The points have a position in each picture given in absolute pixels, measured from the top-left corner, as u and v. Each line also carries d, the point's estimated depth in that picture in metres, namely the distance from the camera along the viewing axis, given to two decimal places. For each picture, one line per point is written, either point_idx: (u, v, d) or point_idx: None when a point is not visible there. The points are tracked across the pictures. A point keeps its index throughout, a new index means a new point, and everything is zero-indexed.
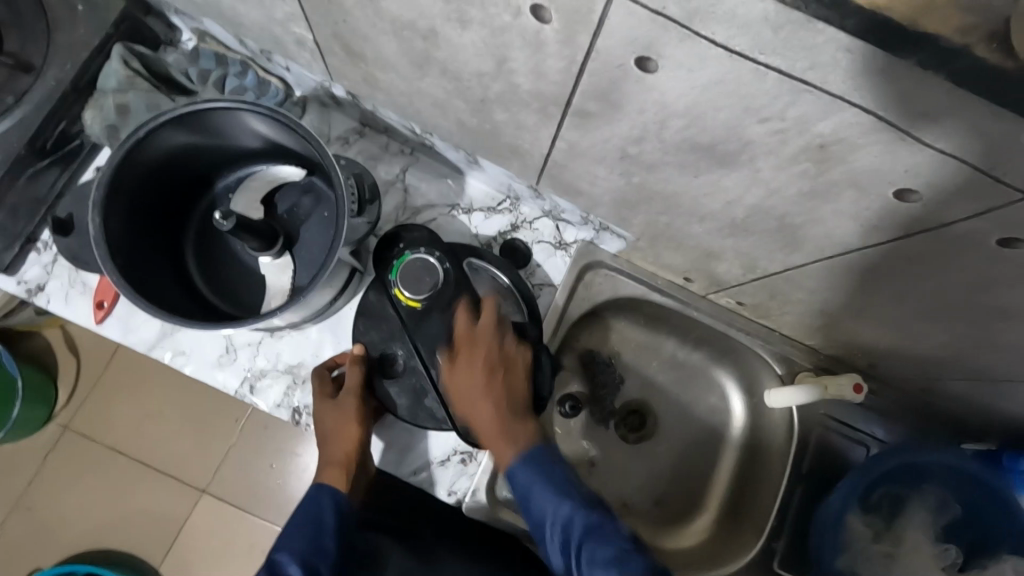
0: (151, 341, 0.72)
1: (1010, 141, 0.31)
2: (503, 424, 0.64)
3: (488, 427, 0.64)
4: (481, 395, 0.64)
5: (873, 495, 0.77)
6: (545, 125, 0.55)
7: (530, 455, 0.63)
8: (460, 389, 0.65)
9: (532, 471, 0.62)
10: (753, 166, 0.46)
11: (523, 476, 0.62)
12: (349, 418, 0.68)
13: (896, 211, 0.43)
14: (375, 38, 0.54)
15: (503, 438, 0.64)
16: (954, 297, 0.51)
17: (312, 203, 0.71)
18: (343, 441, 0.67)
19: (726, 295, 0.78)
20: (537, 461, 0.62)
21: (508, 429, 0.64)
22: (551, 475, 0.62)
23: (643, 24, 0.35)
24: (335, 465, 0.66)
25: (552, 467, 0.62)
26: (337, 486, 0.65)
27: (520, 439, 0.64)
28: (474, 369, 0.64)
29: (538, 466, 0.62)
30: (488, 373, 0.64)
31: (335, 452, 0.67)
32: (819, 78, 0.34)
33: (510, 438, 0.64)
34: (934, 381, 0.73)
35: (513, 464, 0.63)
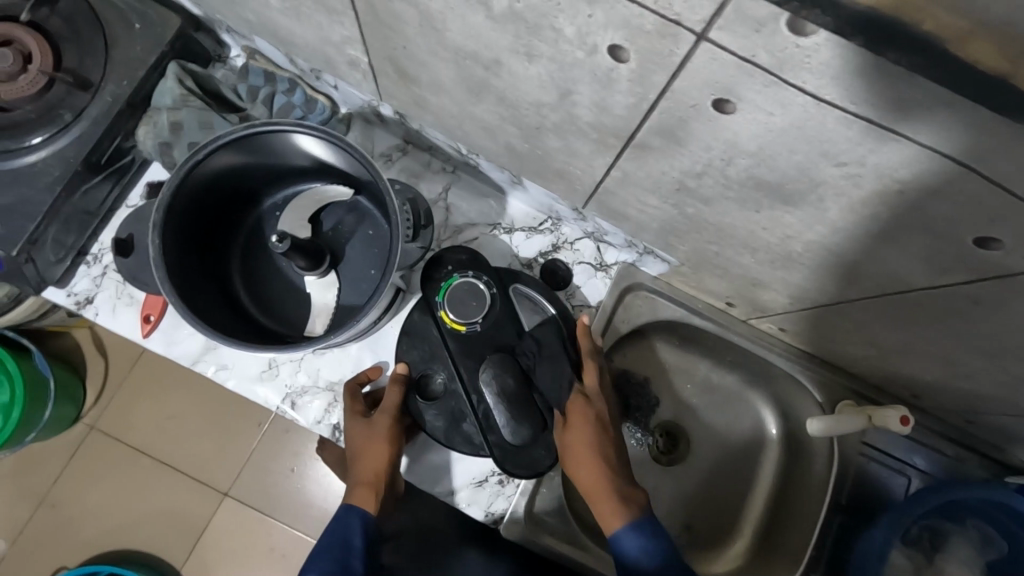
0: (194, 355, 0.73)
1: None
2: (609, 482, 0.61)
3: (595, 483, 0.61)
4: (587, 447, 0.63)
5: (914, 528, 0.76)
6: (600, 154, 0.55)
7: (641, 523, 0.59)
8: (571, 462, 0.63)
9: (641, 547, 0.58)
10: (819, 207, 0.45)
11: (633, 547, 0.58)
12: (382, 437, 0.66)
13: (967, 256, 0.42)
14: (431, 63, 0.54)
15: (608, 496, 0.61)
16: (1013, 339, 0.51)
17: (357, 222, 0.71)
18: (375, 461, 0.65)
19: (767, 319, 0.77)
20: (644, 534, 0.58)
21: (616, 490, 0.61)
22: (661, 553, 0.58)
23: (727, 69, 0.35)
24: (365, 486, 0.64)
25: (662, 542, 0.59)
26: (365, 507, 0.63)
27: (628, 504, 0.60)
28: (588, 426, 0.64)
29: (649, 539, 0.58)
30: (602, 436, 0.64)
31: (364, 471, 0.65)
32: (908, 129, 0.33)
33: (618, 502, 0.60)
34: (979, 415, 0.72)
35: (621, 531, 0.59)
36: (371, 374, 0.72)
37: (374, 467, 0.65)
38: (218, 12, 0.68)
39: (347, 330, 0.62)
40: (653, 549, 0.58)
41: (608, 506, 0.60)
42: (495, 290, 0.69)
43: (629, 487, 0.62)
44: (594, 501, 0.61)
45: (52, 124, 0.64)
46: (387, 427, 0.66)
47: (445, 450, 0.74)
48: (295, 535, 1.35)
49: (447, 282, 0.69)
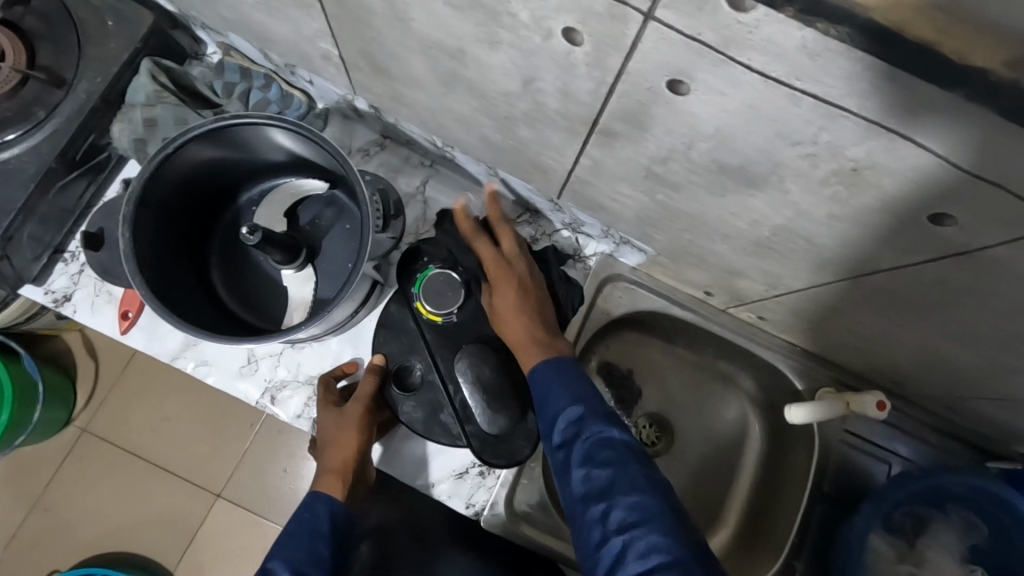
0: (173, 351, 0.73)
1: None
2: (530, 328, 0.64)
3: (516, 336, 0.64)
4: (512, 312, 0.65)
5: (896, 516, 0.76)
6: (569, 142, 0.55)
7: (555, 360, 0.61)
8: (498, 291, 0.66)
9: (557, 378, 0.59)
10: (781, 189, 0.45)
11: (547, 380, 0.60)
12: (351, 424, 0.66)
13: (926, 235, 0.43)
14: (400, 54, 0.54)
15: (529, 342, 0.63)
16: (980, 320, 0.51)
17: (334, 214, 0.71)
18: (342, 447, 0.65)
19: (746, 308, 0.77)
20: (559, 364, 0.60)
21: (537, 335, 0.63)
22: (575, 390, 0.58)
23: (678, 49, 0.35)
24: (332, 472, 0.64)
25: (577, 380, 0.59)
26: (331, 493, 0.63)
27: (547, 347, 0.63)
28: (511, 289, 0.66)
29: (564, 375, 0.60)
30: (526, 300, 0.66)
31: (332, 458, 0.65)
32: (855, 105, 0.33)
33: (538, 345, 0.63)
34: (957, 400, 0.72)
35: (539, 367, 0.61)
36: (349, 367, 0.72)
37: (342, 454, 0.65)
38: (192, 9, 0.69)
39: (321, 321, 0.62)
40: (571, 392, 0.58)
41: (528, 340, 0.63)
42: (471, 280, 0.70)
43: (550, 332, 0.65)
44: (517, 349, 0.64)
45: (26, 121, 0.64)
46: (356, 415, 0.66)
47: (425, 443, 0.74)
48: None
49: (423, 273, 0.70)
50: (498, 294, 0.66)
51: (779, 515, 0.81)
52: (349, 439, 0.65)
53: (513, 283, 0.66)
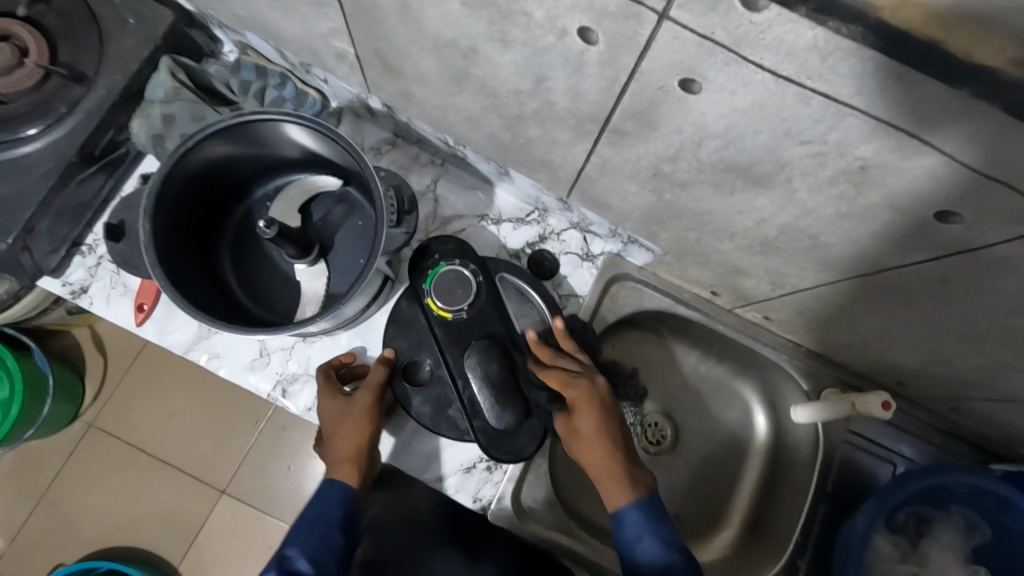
0: (186, 343, 0.74)
1: None
2: (611, 460, 0.63)
3: (597, 468, 0.64)
4: (591, 441, 0.65)
5: (898, 515, 0.77)
6: (578, 142, 0.56)
7: (644, 502, 0.62)
8: (577, 426, 0.66)
9: (645, 523, 0.61)
10: (788, 187, 0.46)
11: (635, 522, 0.61)
12: (362, 413, 0.67)
13: (932, 233, 0.43)
14: (413, 54, 0.55)
15: (615, 480, 0.63)
16: (986, 320, 0.51)
17: (345, 212, 0.72)
18: (355, 436, 0.65)
19: (752, 308, 0.78)
20: (645, 506, 0.62)
21: (619, 469, 0.63)
22: (660, 528, 0.61)
23: (690, 48, 0.36)
24: (349, 462, 0.64)
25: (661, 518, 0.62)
26: (347, 482, 0.63)
27: (631, 481, 0.63)
28: (595, 412, 0.66)
29: (650, 514, 0.62)
30: (600, 424, 0.65)
31: (347, 447, 0.65)
32: (864, 103, 0.34)
33: (624, 480, 0.63)
34: (962, 402, 0.72)
35: (626, 506, 0.62)
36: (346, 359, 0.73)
37: (356, 442, 0.65)
38: (209, 8, 0.70)
39: (335, 313, 0.63)
40: (651, 526, 0.61)
41: (615, 478, 0.63)
42: (481, 277, 0.70)
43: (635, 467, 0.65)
44: (601, 480, 0.64)
45: (47, 116, 0.65)
46: (368, 403, 0.67)
47: (433, 437, 0.75)
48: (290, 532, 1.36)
49: (434, 270, 0.70)
50: (573, 428, 0.66)
51: (783, 515, 0.82)
52: (362, 428, 0.66)
53: (590, 412, 0.65)
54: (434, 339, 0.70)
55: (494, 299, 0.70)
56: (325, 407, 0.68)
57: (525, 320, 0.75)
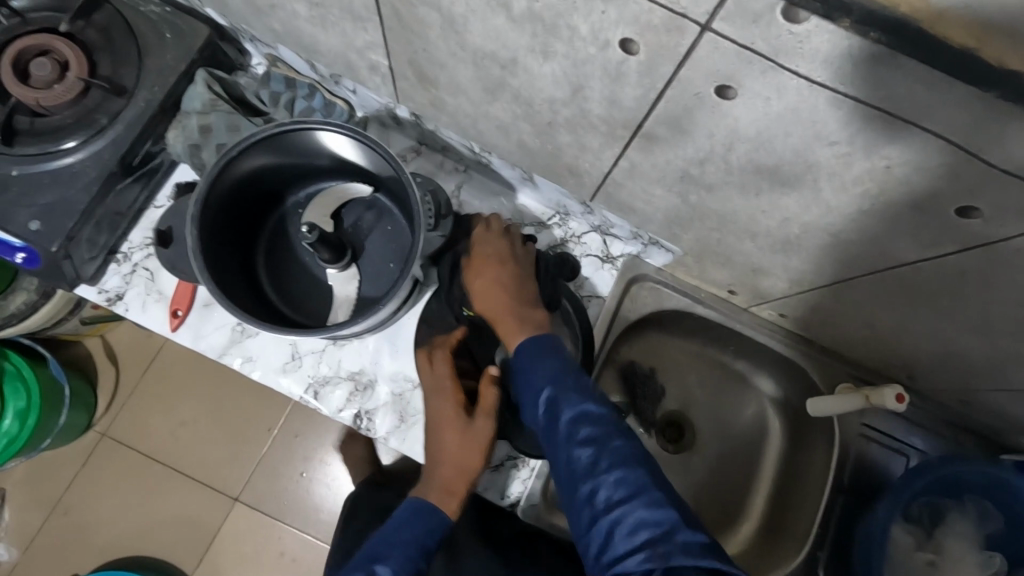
0: (220, 347, 0.76)
1: None
2: (512, 305, 0.65)
3: (497, 312, 0.65)
4: (502, 289, 0.67)
5: (914, 506, 0.78)
6: (608, 147, 0.59)
7: (536, 339, 0.62)
8: (473, 278, 0.68)
9: (539, 350, 0.61)
10: (814, 187, 0.49)
11: (525, 356, 0.61)
12: (475, 446, 0.65)
13: (952, 229, 0.46)
14: (452, 65, 0.58)
15: (513, 319, 0.64)
16: (1001, 312, 0.54)
17: (374, 218, 0.75)
18: (466, 467, 0.65)
19: (768, 306, 0.80)
20: (538, 343, 0.61)
21: (520, 314, 0.65)
22: (546, 361, 0.60)
23: (729, 57, 0.39)
24: (455, 492, 0.65)
25: (551, 352, 0.61)
26: (449, 514, 0.64)
27: (531, 325, 0.64)
28: (486, 263, 0.68)
29: (541, 348, 0.61)
30: (514, 279, 0.68)
31: (455, 477, 0.65)
32: (893, 108, 0.37)
33: (520, 322, 0.64)
34: (973, 394, 0.75)
35: (521, 343, 0.62)
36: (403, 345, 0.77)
37: (464, 474, 0.65)
38: (243, 22, 0.72)
39: (376, 313, 0.65)
40: (547, 367, 0.60)
41: (512, 321, 0.64)
42: None
43: (536, 315, 0.66)
44: (501, 326, 0.65)
45: (89, 128, 0.67)
46: (480, 438, 0.65)
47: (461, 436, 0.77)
48: (305, 538, 1.37)
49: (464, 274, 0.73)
50: (482, 263, 0.68)
51: (801, 508, 0.84)
52: (473, 458, 0.65)
53: (483, 269, 0.68)
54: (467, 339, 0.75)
55: None
56: (440, 425, 0.67)
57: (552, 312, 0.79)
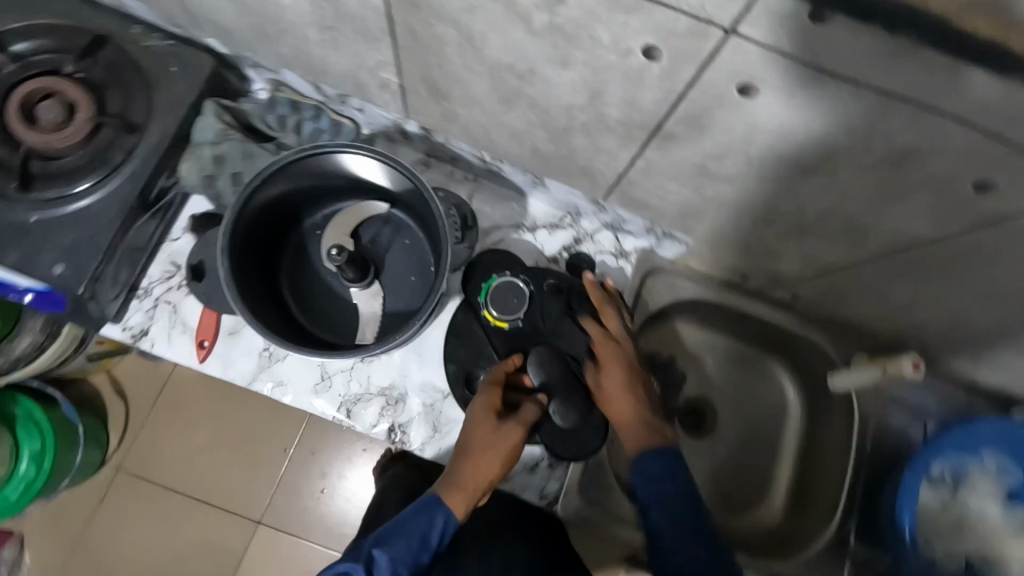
0: (250, 374, 0.76)
1: None
2: (642, 415, 0.68)
3: (628, 418, 0.68)
4: (629, 396, 0.69)
5: (935, 469, 0.81)
6: (625, 147, 0.60)
7: (662, 453, 0.65)
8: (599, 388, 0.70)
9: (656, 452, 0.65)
10: (831, 173, 0.51)
11: (654, 465, 0.65)
12: (502, 455, 0.66)
13: (967, 205, 0.48)
14: (468, 78, 0.59)
15: (641, 430, 0.67)
16: (1014, 277, 0.56)
17: (393, 232, 0.76)
18: (487, 469, 0.65)
19: (781, 288, 0.83)
20: (667, 458, 0.65)
21: (648, 425, 0.68)
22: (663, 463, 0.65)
23: (753, 58, 0.41)
24: (467, 489, 0.64)
25: (671, 465, 0.65)
26: (455, 510, 0.63)
27: (658, 436, 0.67)
28: (617, 369, 0.70)
29: (666, 463, 0.65)
30: (640, 392, 0.70)
31: (472, 475, 0.65)
32: (914, 96, 0.39)
33: (646, 433, 0.67)
34: (984, 356, 0.78)
35: (647, 453, 0.65)
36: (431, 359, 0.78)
37: (481, 475, 0.65)
38: (247, 49, 0.73)
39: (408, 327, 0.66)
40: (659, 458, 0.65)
41: (640, 431, 0.67)
42: (532, 286, 0.74)
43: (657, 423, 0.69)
44: (627, 430, 0.68)
45: (104, 167, 0.67)
46: (510, 450, 0.66)
47: None
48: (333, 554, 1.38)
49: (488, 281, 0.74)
50: (612, 369, 0.70)
51: (825, 479, 0.87)
52: (499, 464, 0.66)
53: (615, 372, 0.70)
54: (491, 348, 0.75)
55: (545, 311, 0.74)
56: (474, 423, 0.68)
57: None
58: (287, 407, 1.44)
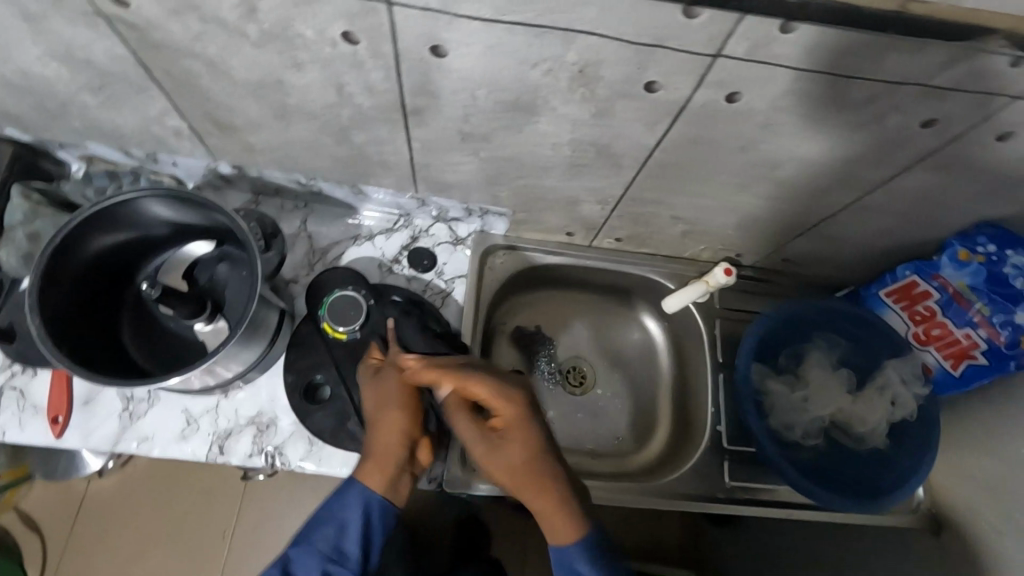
0: (114, 436, 0.77)
1: (660, 19, 0.46)
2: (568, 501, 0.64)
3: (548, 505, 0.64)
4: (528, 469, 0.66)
5: (780, 358, 0.89)
6: (396, 133, 0.67)
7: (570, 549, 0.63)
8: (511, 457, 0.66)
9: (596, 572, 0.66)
10: (550, 108, 0.59)
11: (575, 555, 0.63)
12: (396, 405, 0.67)
13: (656, 105, 0.57)
14: (235, 104, 0.65)
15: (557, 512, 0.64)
16: (739, 161, 0.66)
17: (228, 267, 0.78)
18: (384, 426, 0.67)
19: (604, 235, 0.91)
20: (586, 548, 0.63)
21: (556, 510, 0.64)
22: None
23: (419, 20, 0.48)
24: (371, 458, 0.66)
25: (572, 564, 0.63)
26: (361, 477, 0.65)
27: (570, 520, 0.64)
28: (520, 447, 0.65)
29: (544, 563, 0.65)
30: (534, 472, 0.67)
31: (373, 440, 0.67)
32: (548, 21, 0.47)
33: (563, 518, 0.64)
34: (781, 247, 0.89)
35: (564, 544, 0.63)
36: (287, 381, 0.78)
37: (383, 436, 0.66)
38: (45, 131, 0.76)
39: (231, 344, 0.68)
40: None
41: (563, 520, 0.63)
42: (371, 301, 0.78)
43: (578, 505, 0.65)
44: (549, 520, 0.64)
45: None
46: (395, 395, 0.67)
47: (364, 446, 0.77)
48: None
49: (327, 297, 0.77)
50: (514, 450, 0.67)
51: (695, 398, 0.93)
52: (388, 423, 0.66)
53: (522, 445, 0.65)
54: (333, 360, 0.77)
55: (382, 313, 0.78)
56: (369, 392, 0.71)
57: None
58: (219, 490, 1.30)
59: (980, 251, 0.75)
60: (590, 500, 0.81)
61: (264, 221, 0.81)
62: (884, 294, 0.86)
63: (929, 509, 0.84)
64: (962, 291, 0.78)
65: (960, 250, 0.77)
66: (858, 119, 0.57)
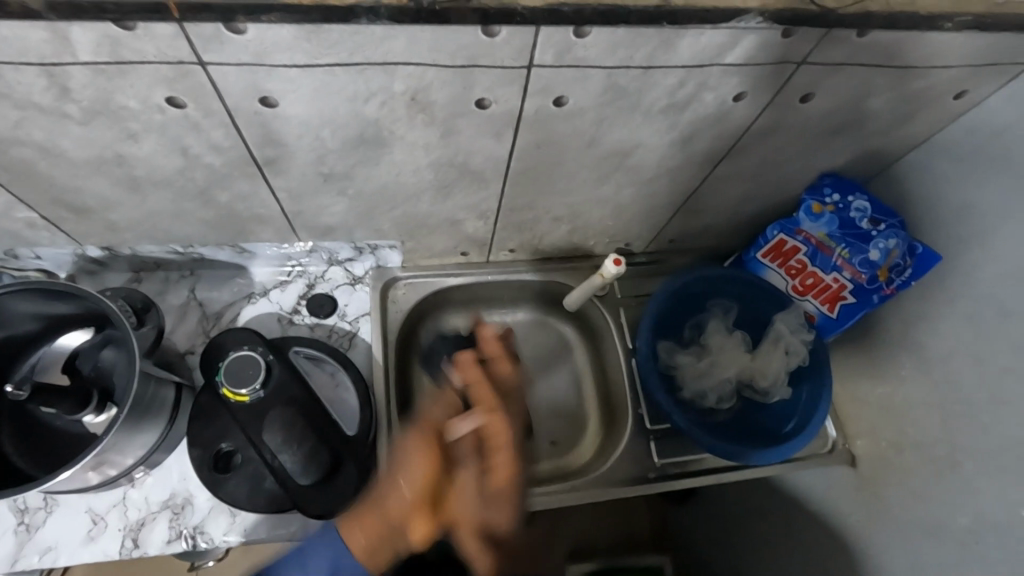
0: (12, 554, 0.72)
1: (466, 41, 0.49)
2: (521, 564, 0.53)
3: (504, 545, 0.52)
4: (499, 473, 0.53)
5: (684, 333, 0.95)
6: (258, 186, 0.67)
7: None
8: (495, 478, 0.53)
9: None
10: (397, 137, 0.61)
11: None
12: (406, 465, 0.54)
13: (494, 119, 0.60)
14: (82, 185, 0.63)
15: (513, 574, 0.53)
16: (591, 156, 0.70)
17: (113, 351, 0.76)
18: (377, 491, 0.56)
19: (497, 249, 0.94)
20: None
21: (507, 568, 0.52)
22: None
23: (238, 75, 0.50)
24: (355, 520, 0.56)
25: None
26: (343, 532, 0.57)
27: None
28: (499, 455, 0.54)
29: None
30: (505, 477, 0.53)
31: (365, 502, 0.56)
32: (363, 58, 0.50)
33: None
34: (661, 229, 0.94)
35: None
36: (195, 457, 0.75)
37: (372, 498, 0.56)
38: None
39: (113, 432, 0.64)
40: None
41: None
42: (270, 355, 0.76)
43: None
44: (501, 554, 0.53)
45: None
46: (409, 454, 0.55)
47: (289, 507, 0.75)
48: None
49: (224, 362, 0.75)
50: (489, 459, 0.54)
51: (614, 387, 0.97)
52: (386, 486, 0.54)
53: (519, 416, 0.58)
54: (240, 424, 0.74)
55: (286, 366, 0.77)
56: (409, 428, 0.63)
57: (333, 378, 0.84)
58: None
59: (829, 202, 0.83)
60: (539, 506, 0.84)
61: (134, 296, 0.77)
62: (761, 257, 0.91)
63: (845, 447, 0.89)
64: (823, 240, 0.85)
65: (814, 203, 0.84)
66: (679, 102, 0.62)
